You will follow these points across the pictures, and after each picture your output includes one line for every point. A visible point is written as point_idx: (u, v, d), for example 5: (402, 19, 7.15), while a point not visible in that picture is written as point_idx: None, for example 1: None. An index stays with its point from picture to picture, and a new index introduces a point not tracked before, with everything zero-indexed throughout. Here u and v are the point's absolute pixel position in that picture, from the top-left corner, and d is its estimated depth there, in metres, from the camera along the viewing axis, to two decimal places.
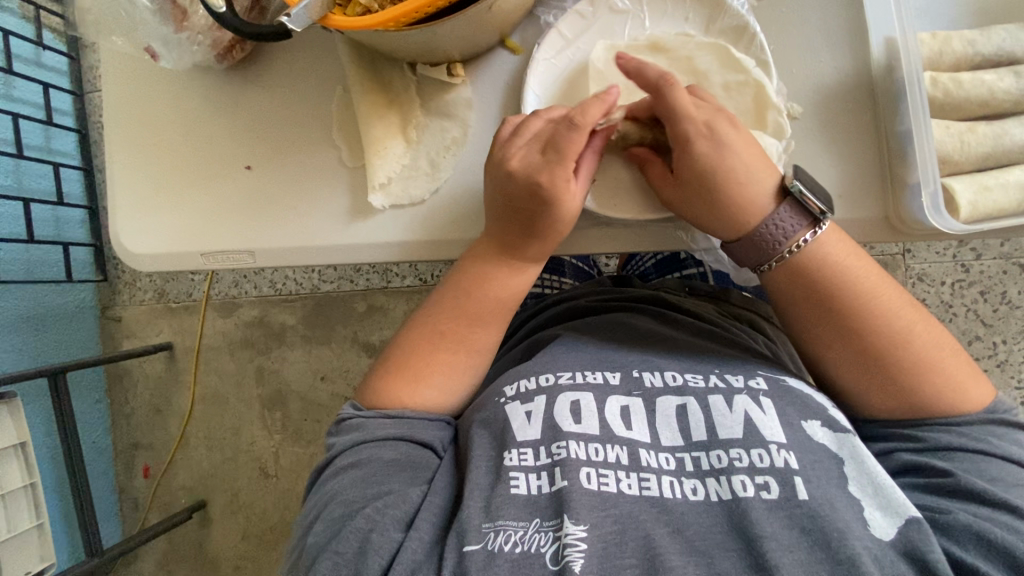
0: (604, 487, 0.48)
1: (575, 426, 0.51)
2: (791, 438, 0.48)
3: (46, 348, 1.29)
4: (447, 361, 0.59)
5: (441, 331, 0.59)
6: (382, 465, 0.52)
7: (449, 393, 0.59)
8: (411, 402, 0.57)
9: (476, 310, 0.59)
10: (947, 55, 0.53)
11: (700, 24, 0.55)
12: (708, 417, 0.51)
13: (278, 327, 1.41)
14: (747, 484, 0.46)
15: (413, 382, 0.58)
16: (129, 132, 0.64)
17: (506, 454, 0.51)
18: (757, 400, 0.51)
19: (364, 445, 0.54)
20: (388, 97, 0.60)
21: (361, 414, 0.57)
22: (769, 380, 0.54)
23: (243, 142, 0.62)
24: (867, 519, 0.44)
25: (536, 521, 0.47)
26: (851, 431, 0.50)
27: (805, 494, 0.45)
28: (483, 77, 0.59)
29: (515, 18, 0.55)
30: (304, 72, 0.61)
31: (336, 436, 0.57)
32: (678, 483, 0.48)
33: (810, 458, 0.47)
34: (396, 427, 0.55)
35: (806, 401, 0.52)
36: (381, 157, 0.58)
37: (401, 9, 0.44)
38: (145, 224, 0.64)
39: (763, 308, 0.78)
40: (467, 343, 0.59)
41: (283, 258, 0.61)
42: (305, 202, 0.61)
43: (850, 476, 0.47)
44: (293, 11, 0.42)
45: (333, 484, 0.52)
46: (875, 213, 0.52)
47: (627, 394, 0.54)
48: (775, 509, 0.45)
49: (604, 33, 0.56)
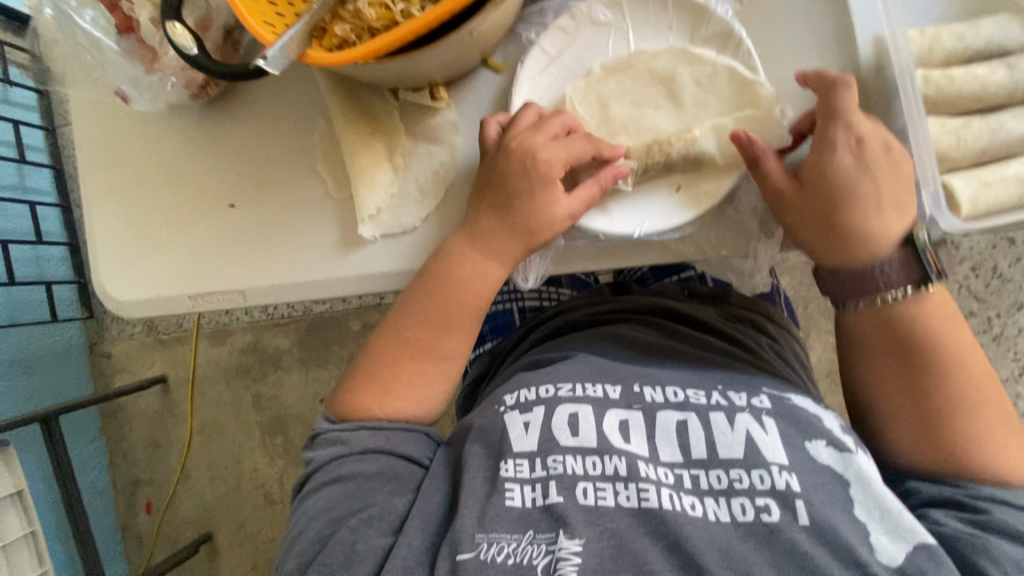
0: (601, 502, 0.47)
1: (572, 440, 0.50)
2: (793, 460, 0.47)
3: (38, 391, 1.26)
4: (415, 370, 0.57)
5: (405, 335, 0.57)
6: (365, 479, 0.51)
7: (421, 403, 0.57)
8: (374, 409, 0.56)
9: (442, 312, 0.56)
10: (937, 52, 0.52)
11: (685, 32, 0.54)
12: (709, 435, 0.49)
13: (273, 351, 1.39)
14: (747, 507, 0.45)
15: (381, 394, 0.56)
16: (105, 177, 0.62)
17: (503, 464, 0.50)
18: (760, 420, 0.49)
19: (345, 460, 0.52)
20: (371, 125, 0.58)
21: (339, 427, 0.55)
22: (772, 399, 0.52)
23: (224, 179, 0.60)
24: (873, 543, 0.44)
25: (529, 534, 0.46)
26: (857, 450, 0.48)
27: (806, 521, 0.44)
28: (467, 98, 0.58)
29: (496, 37, 0.53)
30: (283, 105, 0.60)
31: (313, 449, 0.55)
32: (677, 496, 0.46)
33: (813, 481, 0.46)
34: (376, 440, 0.54)
35: (811, 421, 0.50)
36: (369, 189, 0.57)
37: (378, 44, 0.43)
38: (128, 270, 0.62)
39: (766, 305, 0.77)
40: (432, 351, 0.57)
41: (275, 295, 0.60)
42: (293, 237, 0.59)
43: (856, 498, 0.46)
44: (268, 53, 0.40)
45: (315, 500, 0.51)
46: None
47: (626, 408, 0.52)
48: (772, 536, 0.44)
49: (588, 47, 0.55)
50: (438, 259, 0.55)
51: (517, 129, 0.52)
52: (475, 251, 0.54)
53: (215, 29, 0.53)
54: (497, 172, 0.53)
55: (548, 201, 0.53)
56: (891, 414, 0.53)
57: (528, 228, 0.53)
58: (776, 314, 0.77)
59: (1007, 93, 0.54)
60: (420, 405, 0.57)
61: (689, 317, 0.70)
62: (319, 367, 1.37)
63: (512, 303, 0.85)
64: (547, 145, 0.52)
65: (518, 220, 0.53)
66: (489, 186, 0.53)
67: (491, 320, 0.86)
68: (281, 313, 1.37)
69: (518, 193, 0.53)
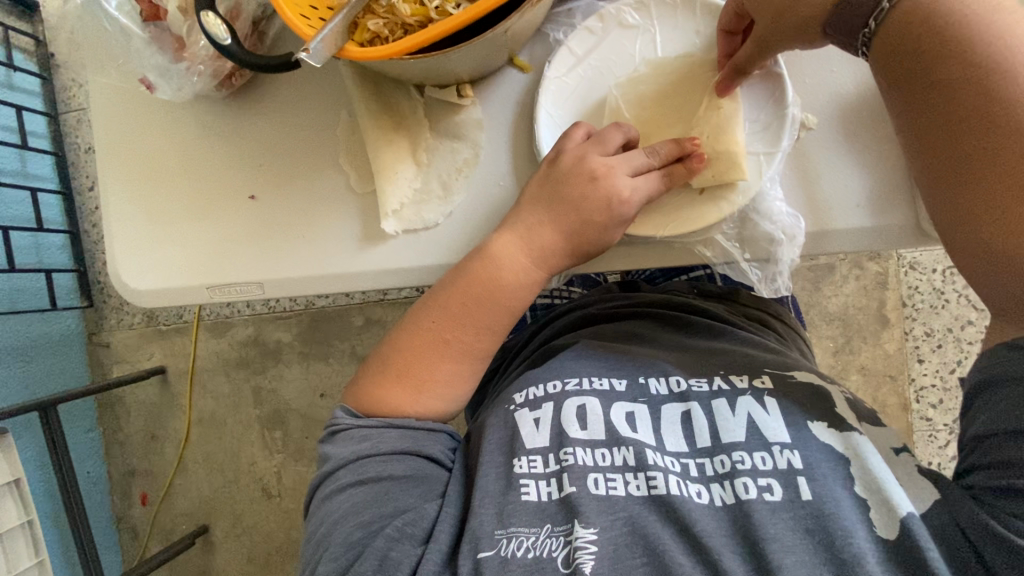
0: (613, 491, 0.48)
1: (581, 432, 0.51)
2: (794, 436, 0.49)
3: (36, 380, 1.25)
4: (450, 370, 0.56)
5: (444, 338, 0.56)
6: (394, 482, 0.51)
7: (450, 402, 0.57)
8: (403, 407, 0.56)
9: (486, 315, 0.55)
10: None
11: (710, 37, 0.54)
12: (712, 422, 0.51)
13: (274, 344, 1.39)
14: (750, 486, 0.47)
15: (414, 392, 0.56)
16: (124, 164, 0.62)
17: (516, 461, 0.51)
18: (761, 401, 0.51)
19: (371, 460, 0.52)
20: (395, 120, 0.58)
21: (361, 425, 0.54)
22: (774, 378, 0.54)
23: (246, 170, 0.60)
24: (872, 518, 0.44)
25: (547, 527, 0.48)
26: (858, 430, 0.49)
27: (809, 494, 0.45)
28: (493, 96, 0.58)
29: (524, 37, 0.54)
30: (304, 96, 0.60)
31: (331, 446, 0.55)
32: (684, 483, 0.48)
33: (815, 458, 0.47)
34: (403, 441, 0.53)
35: (829, 404, 0.51)
36: (393, 183, 0.57)
37: (415, 41, 0.43)
38: (146, 260, 0.62)
39: (775, 307, 0.78)
40: (472, 353, 0.56)
41: (292, 287, 0.60)
42: (314, 229, 0.59)
43: (856, 477, 0.46)
44: (310, 45, 0.41)
45: (341, 502, 0.51)
46: (908, 219, 0.51)
47: (632, 401, 0.54)
48: (778, 510, 0.45)
49: (614, 50, 0.55)
50: (477, 259, 0.54)
51: (573, 145, 0.53)
52: (514, 238, 0.54)
53: (244, 20, 0.53)
54: (558, 180, 0.53)
55: (610, 231, 0.53)
56: (938, 188, 0.44)
57: (581, 231, 0.53)
58: (785, 316, 0.78)
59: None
60: (448, 403, 0.57)
61: (699, 311, 0.71)
62: (321, 360, 1.37)
63: None
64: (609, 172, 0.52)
65: (565, 224, 0.53)
66: (548, 192, 0.53)
67: None
68: (283, 306, 1.37)
69: (573, 208, 0.53)
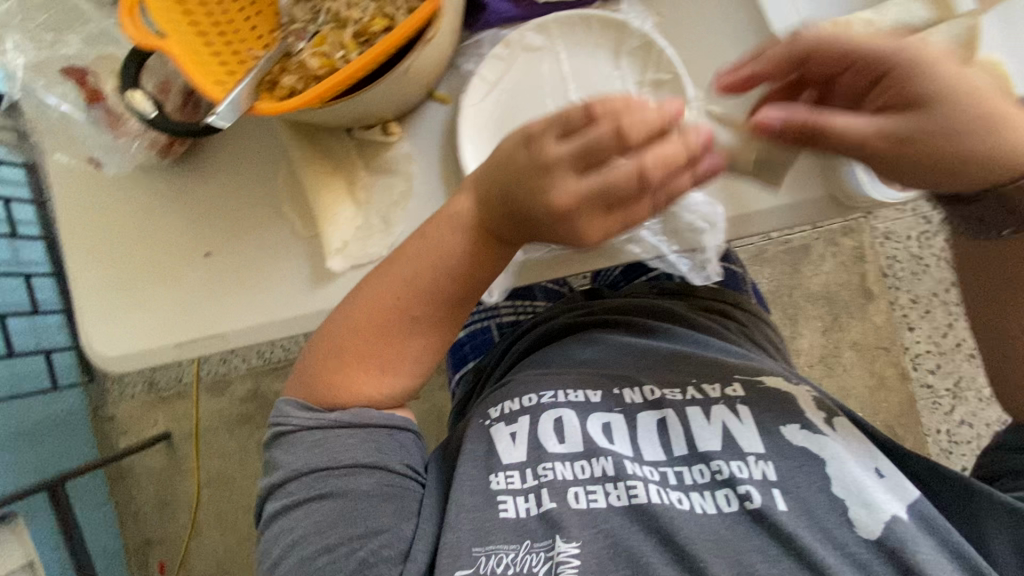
0: (593, 504, 0.51)
1: (560, 446, 0.54)
2: (769, 447, 0.52)
3: (44, 460, 1.27)
4: (412, 347, 0.56)
5: (408, 315, 0.55)
6: (362, 496, 0.51)
7: (405, 375, 0.57)
8: (362, 387, 0.55)
9: (435, 288, 0.55)
10: (850, 38, 0.55)
11: (611, 48, 0.56)
12: (688, 430, 0.54)
13: (273, 396, 1.42)
14: (731, 497, 0.50)
15: (378, 373, 0.56)
16: (85, 240, 0.64)
17: (494, 477, 0.53)
18: (735, 411, 0.54)
19: (330, 474, 0.51)
20: (331, 164, 0.61)
21: (321, 427, 0.53)
22: (745, 385, 0.56)
23: (198, 232, 0.63)
24: (852, 519, 0.48)
25: (527, 543, 0.50)
26: (829, 431, 0.53)
27: (783, 507, 0.49)
28: (418, 130, 0.60)
29: (436, 73, 0.56)
30: (244, 150, 0.63)
31: (278, 450, 0.54)
32: (663, 491, 0.51)
33: (790, 466, 0.51)
34: (367, 453, 0.53)
35: (785, 406, 0.54)
36: (334, 225, 0.60)
37: (317, 92, 0.46)
38: (114, 330, 0.64)
39: (732, 294, 0.79)
40: (424, 323, 0.56)
41: (255, 335, 0.63)
42: (268, 279, 0.62)
43: (834, 478, 0.50)
44: (219, 108, 0.45)
45: (298, 517, 0.51)
46: (820, 193, 0.52)
47: (607, 411, 0.56)
48: (756, 519, 0.48)
49: (524, 71, 0.57)
50: (418, 238, 0.55)
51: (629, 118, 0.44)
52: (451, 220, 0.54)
53: (176, 91, 0.55)
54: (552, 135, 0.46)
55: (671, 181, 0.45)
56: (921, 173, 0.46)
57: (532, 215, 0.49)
58: (744, 300, 0.79)
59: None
60: (411, 368, 0.57)
61: (659, 311, 0.73)
62: None
63: (491, 320, 0.86)
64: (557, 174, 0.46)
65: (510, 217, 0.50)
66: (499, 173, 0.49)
67: (471, 338, 0.87)
68: (278, 357, 1.40)
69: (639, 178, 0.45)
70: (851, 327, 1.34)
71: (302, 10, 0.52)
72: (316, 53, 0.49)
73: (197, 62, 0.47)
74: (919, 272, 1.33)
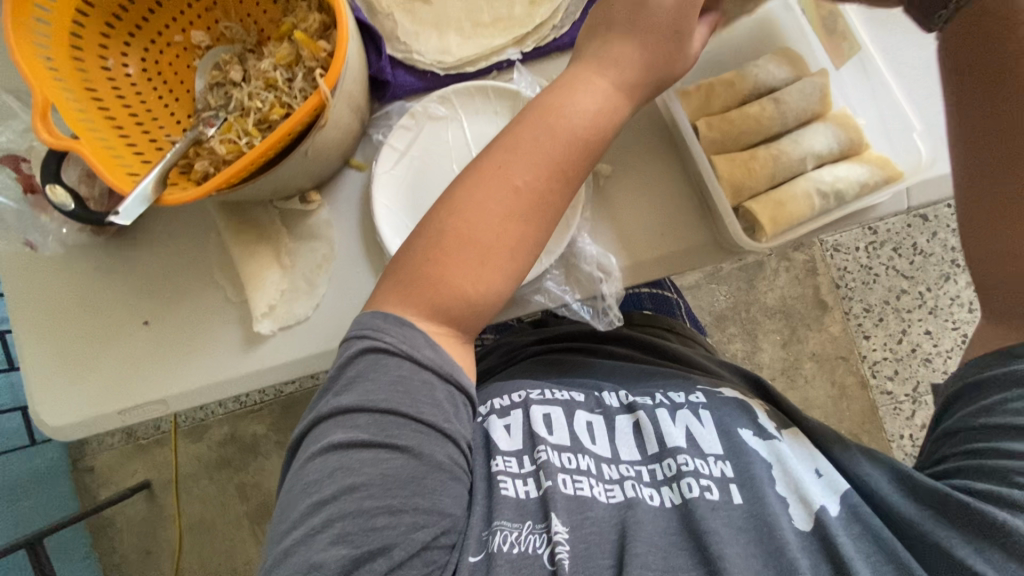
0: (579, 491, 0.51)
1: (550, 436, 0.55)
2: (693, 442, 0.54)
3: (26, 517, 1.25)
4: (513, 232, 0.51)
5: (511, 184, 0.51)
6: (434, 466, 0.48)
7: (484, 286, 0.52)
8: (466, 283, 0.51)
9: (535, 205, 0.52)
10: (713, 100, 0.61)
11: (508, 115, 0.61)
12: (657, 428, 0.56)
13: (250, 438, 1.45)
14: (693, 486, 0.51)
15: (477, 263, 0.51)
16: (27, 314, 0.67)
17: (494, 461, 0.54)
18: (697, 414, 0.57)
19: (405, 426, 0.48)
20: (257, 233, 0.65)
21: (428, 370, 0.50)
22: (707, 394, 0.60)
23: (137, 300, 0.66)
24: (790, 514, 0.49)
25: (528, 524, 0.50)
26: (777, 437, 0.56)
27: (740, 498, 0.50)
28: (337, 197, 0.64)
29: (348, 145, 0.61)
30: (177, 221, 0.67)
31: (353, 395, 0.48)
32: (639, 486, 0.52)
33: (742, 462, 0.53)
34: (454, 424, 0.49)
35: (734, 410, 0.58)
36: (260, 289, 0.63)
37: (219, 181, 0.49)
38: (59, 399, 0.66)
39: (663, 320, 0.82)
40: (536, 207, 0.52)
41: (195, 396, 0.65)
42: (205, 342, 0.65)
43: (778, 478, 0.52)
44: (120, 209, 0.46)
45: (333, 465, 0.47)
46: (704, 239, 0.57)
47: (590, 411, 0.59)
48: (717, 508, 0.49)
49: (430, 138, 0.62)
50: (525, 120, 0.53)
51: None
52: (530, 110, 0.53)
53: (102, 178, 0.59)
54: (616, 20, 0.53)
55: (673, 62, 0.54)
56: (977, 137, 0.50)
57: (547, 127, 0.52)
58: (674, 325, 0.82)
59: (778, 122, 0.62)
60: (479, 285, 0.51)
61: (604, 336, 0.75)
62: None
63: None
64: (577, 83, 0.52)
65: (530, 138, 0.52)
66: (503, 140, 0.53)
67: None
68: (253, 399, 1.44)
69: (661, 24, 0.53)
70: (809, 339, 1.34)
71: (215, 96, 0.57)
72: (224, 140, 0.54)
73: (110, 157, 0.50)
74: (869, 282, 1.32)
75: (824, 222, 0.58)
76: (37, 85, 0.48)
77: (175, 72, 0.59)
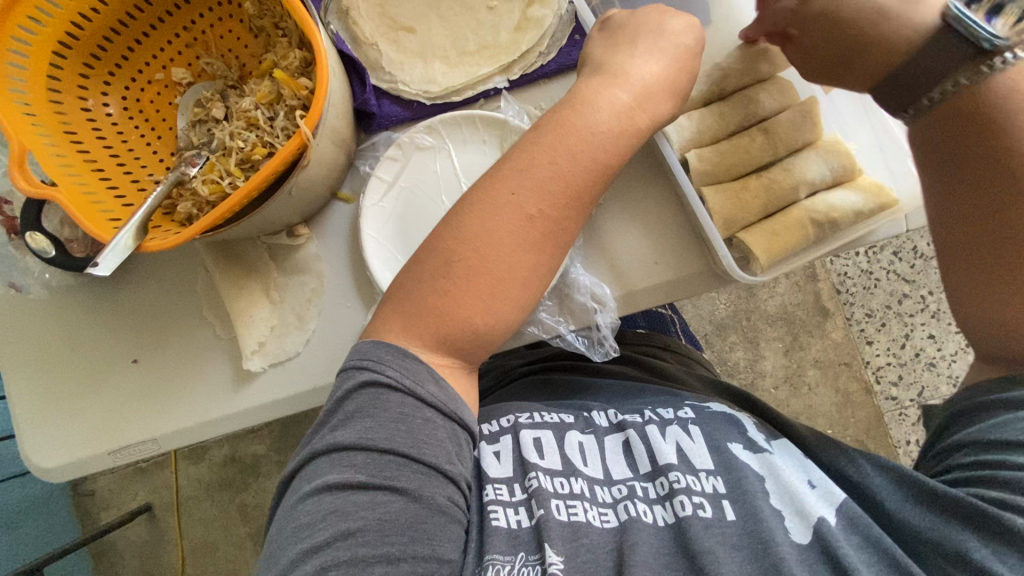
0: (574, 517, 0.50)
1: (541, 460, 0.54)
2: (683, 459, 0.52)
3: (30, 543, 1.23)
4: (526, 258, 0.50)
5: (526, 211, 0.50)
6: (433, 509, 0.45)
7: (499, 317, 0.51)
8: (477, 314, 0.50)
9: (549, 231, 0.51)
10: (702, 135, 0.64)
11: (496, 143, 0.60)
12: (649, 446, 0.54)
13: (251, 459, 1.43)
14: (687, 504, 0.49)
15: (487, 297, 0.50)
16: (14, 354, 0.66)
17: (484, 491, 0.52)
18: (687, 430, 0.56)
19: (405, 467, 0.45)
20: (245, 268, 0.64)
21: (432, 407, 0.48)
22: (696, 408, 0.59)
23: (126, 339, 0.65)
24: (788, 526, 0.47)
25: (521, 555, 0.48)
26: (769, 450, 0.54)
27: (733, 515, 0.48)
28: (326, 229, 0.63)
29: (335, 177, 0.60)
30: (164, 257, 0.66)
31: (351, 432, 0.46)
32: (633, 505, 0.51)
33: (736, 479, 0.51)
34: (454, 464, 0.47)
35: (727, 424, 0.57)
36: (249, 325, 0.62)
37: (201, 224, 0.48)
38: (46, 441, 0.64)
39: (660, 339, 0.82)
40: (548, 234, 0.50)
41: (185, 435, 0.64)
42: (194, 379, 0.64)
43: (772, 491, 0.50)
44: (100, 258, 0.45)
45: (325, 504, 0.44)
46: (698, 265, 0.57)
47: (581, 432, 0.58)
48: (712, 526, 0.48)
49: (417, 168, 0.61)
50: (541, 136, 0.52)
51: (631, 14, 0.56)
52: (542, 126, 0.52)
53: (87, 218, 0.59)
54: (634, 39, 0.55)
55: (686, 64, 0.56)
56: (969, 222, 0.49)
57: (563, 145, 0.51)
58: (675, 343, 0.82)
59: (768, 152, 0.63)
60: (492, 316, 0.50)
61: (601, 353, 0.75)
62: None
63: None
64: (613, 90, 0.52)
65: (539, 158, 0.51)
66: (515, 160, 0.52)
67: None
68: None
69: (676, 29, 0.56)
70: (811, 346, 1.32)
71: (197, 134, 0.57)
72: (207, 180, 0.53)
73: (90, 201, 0.49)
74: (870, 286, 1.31)
75: (818, 252, 0.59)
76: (14, 134, 0.47)
77: (157, 110, 0.59)
